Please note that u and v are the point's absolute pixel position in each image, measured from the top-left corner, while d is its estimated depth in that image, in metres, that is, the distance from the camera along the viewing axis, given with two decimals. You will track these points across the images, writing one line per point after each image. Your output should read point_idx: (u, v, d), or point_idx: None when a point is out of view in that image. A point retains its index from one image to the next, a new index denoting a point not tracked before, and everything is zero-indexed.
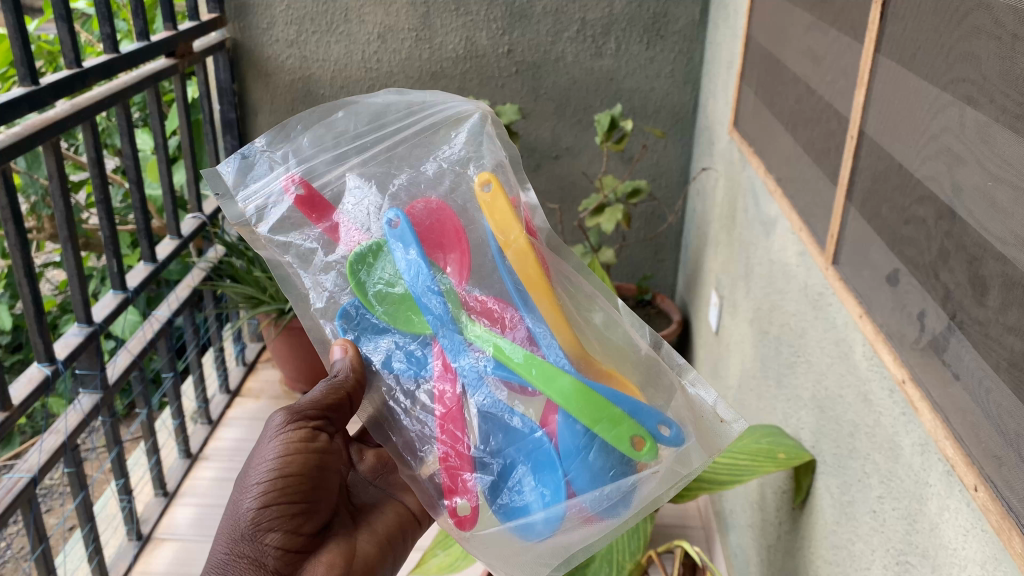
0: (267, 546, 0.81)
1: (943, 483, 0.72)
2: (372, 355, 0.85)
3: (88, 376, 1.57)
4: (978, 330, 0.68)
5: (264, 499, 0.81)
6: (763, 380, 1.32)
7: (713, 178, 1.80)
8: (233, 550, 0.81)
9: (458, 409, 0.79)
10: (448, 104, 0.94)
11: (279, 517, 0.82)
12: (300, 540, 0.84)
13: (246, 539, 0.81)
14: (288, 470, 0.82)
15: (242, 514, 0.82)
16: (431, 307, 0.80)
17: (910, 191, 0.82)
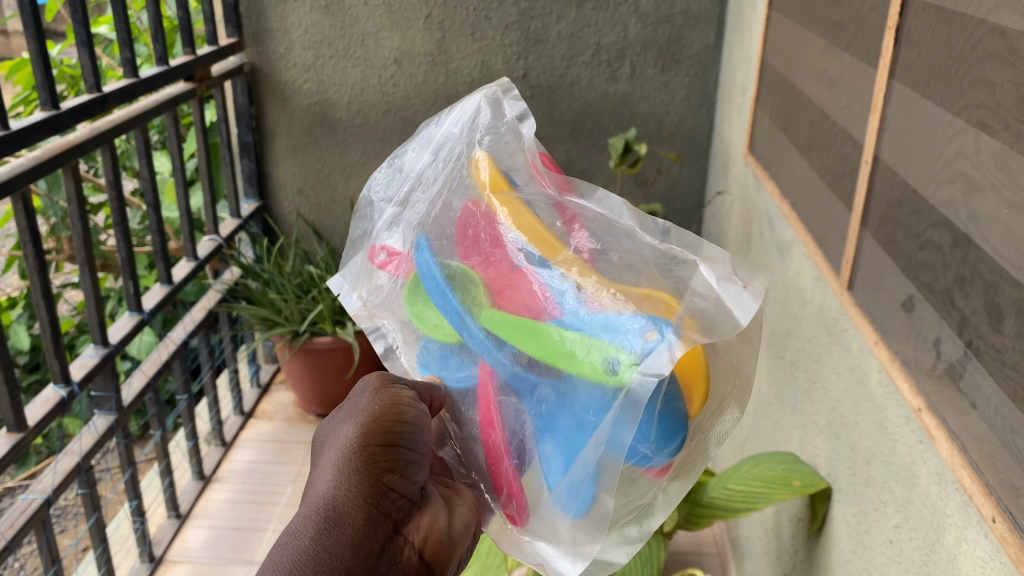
0: (379, 486, 0.59)
1: (961, 514, 0.71)
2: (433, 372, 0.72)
3: (103, 398, 1.57)
4: (995, 357, 0.67)
5: (376, 432, 0.61)
6: (779, 406, 1.30)
7: (728, 202, 1.79)
8: (341, 485, 0.58)
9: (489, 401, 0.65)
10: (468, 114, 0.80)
11: (393, 455, 0.61)
12: (413, 490, 0.62)
13: (357, 474, 0.58)
14: (399, 413, 0.63)
15: (346, 451, 0.59)
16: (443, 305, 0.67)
17: (926, 216, 0.81)
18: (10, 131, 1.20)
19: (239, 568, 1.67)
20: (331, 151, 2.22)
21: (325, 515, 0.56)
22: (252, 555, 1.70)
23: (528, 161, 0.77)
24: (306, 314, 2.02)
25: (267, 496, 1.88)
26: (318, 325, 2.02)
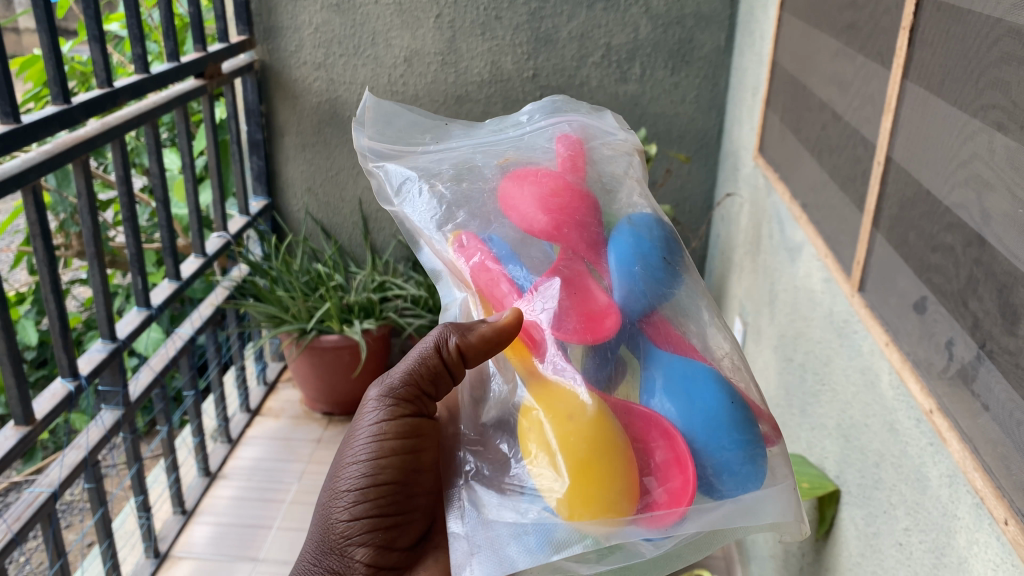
0: (354, 560, 0.74)
1: (972, 516, 0.71)
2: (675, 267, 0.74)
3: (111, 392, 1.57)
4: (1007, 359, 0.67)
5: (355, 508, 0.74)
6: (787, 408, 1.30)
7: (737, 204, 1.79)
8: (318, 561, 0.75)
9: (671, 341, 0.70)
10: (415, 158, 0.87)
11: (366, 527, 0.74)
12: (392, 552, 0.76)
13: (332, 552, 0.74)
14: (380, 478, 0.74)
15: (330, 516, 0.75)
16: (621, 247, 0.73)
17: (938, 218, 0.81)
18: (21, 125, 1.20)
19: (244, 565, 1.67)
20: (339, 149, 2.22)
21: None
22: (257, 552, 1.70)
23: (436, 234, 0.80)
24: (313, 313, 2.01)
25: (273, 494, 1.88)
26: (326, 324, 2.02)
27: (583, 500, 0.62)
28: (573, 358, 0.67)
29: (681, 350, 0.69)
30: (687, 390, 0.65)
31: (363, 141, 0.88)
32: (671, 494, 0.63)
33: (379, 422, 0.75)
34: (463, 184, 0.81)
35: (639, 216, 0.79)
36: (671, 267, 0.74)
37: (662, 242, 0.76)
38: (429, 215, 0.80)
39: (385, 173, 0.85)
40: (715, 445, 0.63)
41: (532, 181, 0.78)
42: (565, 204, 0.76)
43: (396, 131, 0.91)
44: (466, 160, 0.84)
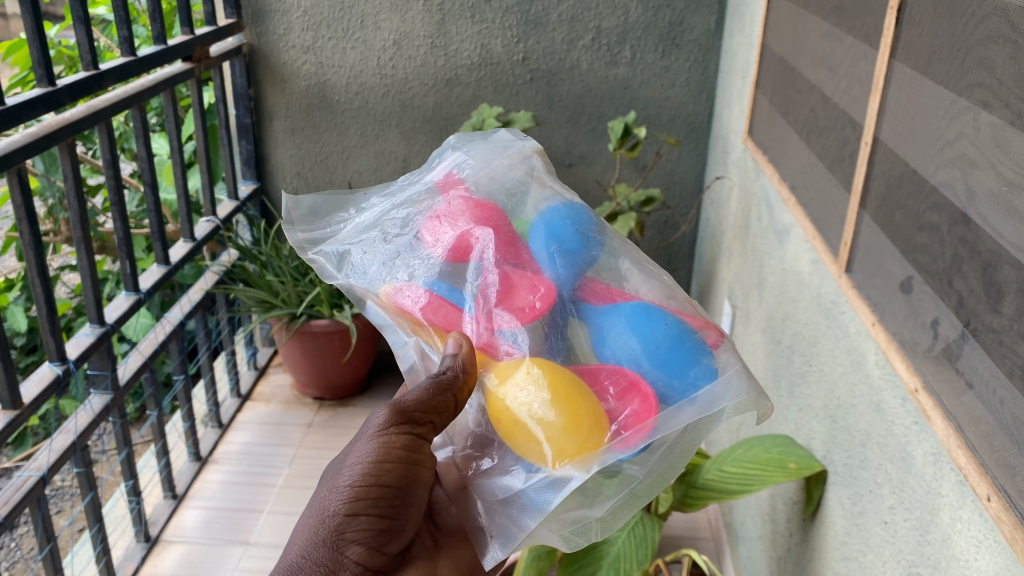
0: (346, 558, 0.71)
1: (955, 493, 0.71)
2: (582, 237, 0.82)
3: (99, 376, 1.56)
4: (991, 337, 0.67)
5: (357, 504, 0.72)
6: (775, 390, 1.30)
7: (727, 187, 1.79)
8: (309, 555, 0.71)
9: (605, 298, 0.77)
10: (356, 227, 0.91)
11: (363, 527, 0.72)
12: (380, 559, 0.74)
13: (326, 547, 0.71)
14: (385, 479, 0.73)
15: (326, 510, 0.73)
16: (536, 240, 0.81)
17: (924, 197, 0.81)
18: (6, 107, 1.19)
19: (236, 548, 1.67)
20: (329, 133, 2.21)
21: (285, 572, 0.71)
22: (248, 536, 1.71)
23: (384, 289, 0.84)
24: (303, 297, 2.01)
25: (264, 478, 1.88)
26: (316, 308, 2.01)
27: (564, 450, 0.70)
28: (517, 342, 0.74)
29: (614, 297, 0.77)
30: (624, 330, 0.72)
31: (296, 237, 0.91)
32: (635, 415, 0.70)
33: (388, 425, 0.75)
34: (394, 239, 0.85)
35: (544, 208, 0.86)
36: (583, 238, 0.82)
37: (568, 221, 0.83)
38: (375, 278, 0.83)
39: (324, 258, 0.88)
40: (660, 367, 0.70)
41: (443, 215, 0.85)
42: (477, 223, 0.82)
43: (321, 218, 0.94)
44: (387, 217, 0.89)
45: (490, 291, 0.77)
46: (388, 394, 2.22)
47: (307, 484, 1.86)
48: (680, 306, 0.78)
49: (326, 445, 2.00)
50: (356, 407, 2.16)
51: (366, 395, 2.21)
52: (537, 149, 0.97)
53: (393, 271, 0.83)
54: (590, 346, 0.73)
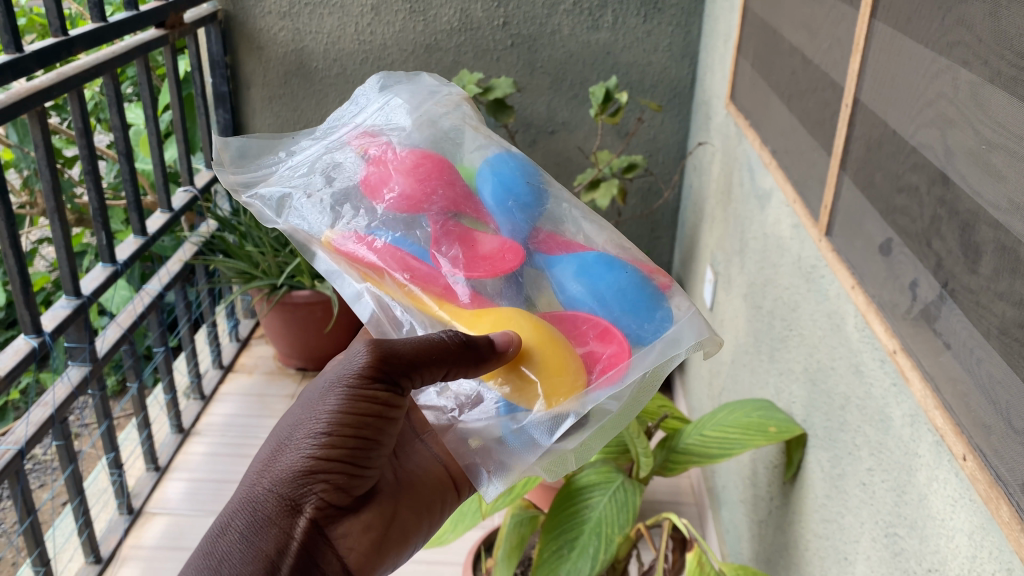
0: (312, 497, 0.70)
1: (932, 454, 0.71)
2: (531, 185, 0.82)
3: (77, 349, 1.54)
4: (969, 297, 0.67)
5: (329, 448, 0.70)
6: (756, 354, 1.31)
7: (709, 153, 1.78)
8: (275, 488, 0.70)
9: (563, 249, 0.78)
10: (288, 167, 0.86)
11: (333, 469, 0.70)
12: (346, 499, 0.72)
13: (293, 483, 0.70)
14: (359, 426, 0.71)
15: (297, 448, 0.70)
16: (487, 189, 0.81)
17: (904, 158, 0.80)
18: None
19: None
20: (307, 101, 2.18)
21: (249, 502, 0.70)
22: None
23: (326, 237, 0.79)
24: (283, 268, 1.99)
25: (247, 449, 1.88)
26: (297, 279, 2.00)
27: (553, 389, 0.69)
28: (492, 293, 0.75)
29: (570, 247, 0.78)
30: (587, 278, 0.74)
31: (228, 179, 0.85)
32: (613, 356, 0.70)
33: (369, 373, 0.70)
34: (337, 184, 0.82)
35: (489, 156, 0.85)
36: (533, 189, 0.82)
37: (516, 170, 0.83)
38: (320, 224, 0.79)
39: (260, 201, 0.82)
40: (627, 310, 0.72)
41: (392, 159, 0.82)
42: (430, 172, 0.81)
43: (251, 159, 0.88)
44: (324, 159, 0.84)
45: (450, 249, 0.77)
46: None
47: None
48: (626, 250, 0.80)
49: None
50: None
51: None
52: (464, 97, 0.95)
53: (340, 217, 0.80)
54: (554, 296, 0.75)
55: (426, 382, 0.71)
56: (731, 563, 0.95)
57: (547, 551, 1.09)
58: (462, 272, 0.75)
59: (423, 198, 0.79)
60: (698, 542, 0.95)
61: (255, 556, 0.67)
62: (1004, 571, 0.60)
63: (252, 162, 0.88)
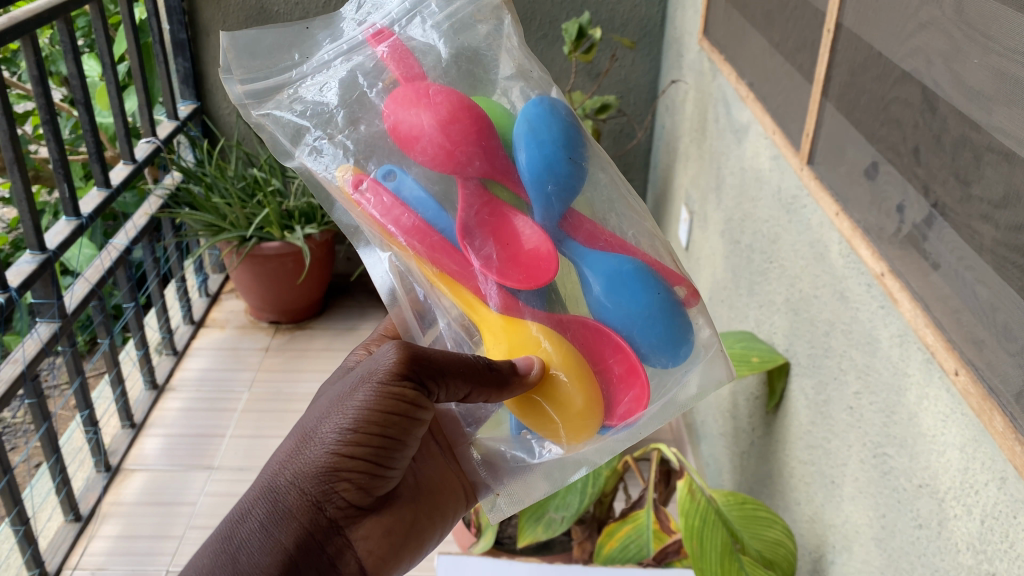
0: (335, 496, 0.62)
1: (922, 371, 0.72)
2: (578, 154, 0.62)
3: (45, 305, 1.50)
4: (959, 214, 0.67)
5: (358, 447, 0.61)
6: (735, 290, 1.31)
7: (682, 90, 1.76)
8: (297, 483, 0.61)
9: (609, 247, 0.61)
10: (304, 83, 0.70)
11: (357, 469, 0.62)
12: (369, 499, 0.64)
13: (315, 480, 0.61)
14: (392, 429, 0.62)
15: (321, 440, 0.62)
16: (527, 152, 0.61)
17: (890, 80, 0.79)
18: None
19: (199, 473, 1.66)
20: None
21: (267, 492, 0.62)
22: (211, 460, 1.69)
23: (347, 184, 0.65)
24: (252, 219, 1.95)
25: (224, 403, 1.86)
26: (266, 231, 1.96)
27: (575, 432, 0.62)
28: (522, 302, 0.61)
29: (610, 247, 0.61)
30: (622, 297, 0.58)
31: (236, 89, 0.70)
32: (632, 403, 0.61)
33: (399, 369, 0.62)
34: (362, 127, 0.66)
35: (533, 103, 0.64)
36: (579, 162, 0.62)
37: (563, 134, 0.62)
38: (341, 166, 0.66)
39: (273, 122, 0.69)
40: (661, 346, 0.59)
41: (422, 103, 0.62)
42: (467, 129, 0.61)
43: (263, 59, 0.72)
44: (348, 81, 0.68)
45: (484, 240, 0.60)
46: (346, 315, 2.19)
47: (267, 408, 1.84)
48: (660, 254, 0.65)
49: (284, 367, 1.98)
50: (313, 329, 2.13)
51: (323, 317, 2.18)
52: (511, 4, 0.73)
53: (366, 168, 0.65)
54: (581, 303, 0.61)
55: (455, 389, 0.62)
56: (723, 491, 0.95)
57: None
58: (497, 276, 0.60)
59: (456, 163, 0.60)
60: (688, 468, 0.96)
61: (268, 554, 0.60)
62: (998, 480, 0.61)
63: (264, 66, 0.71)
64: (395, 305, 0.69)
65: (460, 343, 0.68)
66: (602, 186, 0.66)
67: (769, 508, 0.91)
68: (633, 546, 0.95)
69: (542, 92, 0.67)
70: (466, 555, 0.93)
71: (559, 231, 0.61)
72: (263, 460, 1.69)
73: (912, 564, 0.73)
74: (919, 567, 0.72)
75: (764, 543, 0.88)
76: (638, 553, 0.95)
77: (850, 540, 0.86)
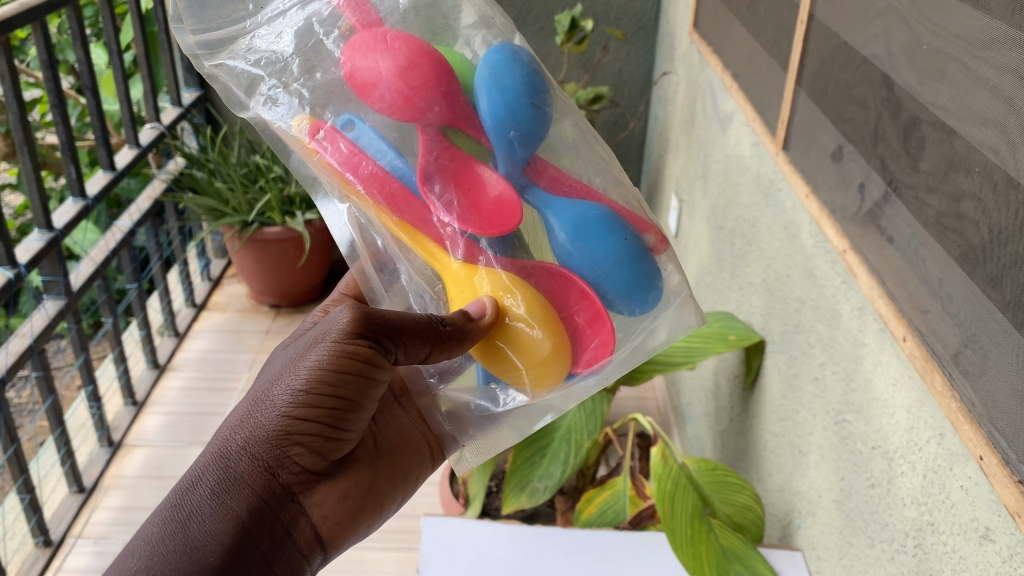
0: (288, 461, 0.64)
1: (877, 340, 0.77)
2: (538, 100, 0.66)
3: (51, 283, 1.55)
4: (910, 192, 0.72)
5: (308, 412, 0.64)
6: (718, 273, 1.36)
7: (674, 82, 1.80)
8: (250, 448, 0.64)
9: (574, 193, 0.65)
10: (259, 34, 0.72)
11: (310, 433, 0.64)
12: (323, 463, 0.67)
13: (267, 445, 0.64)
14: (343, 391, 0.64)
15: (273, 404, 0.64)
16: (488, 102, 0.65)
17: (855, 68, 0.84)
18: None
19: (199, 450, 1.71)
20: None
21: (221, 458, 0.64)
22: (211, 437, 1.74)
23: (308, 135, 0.69)
24: (253, 205, 2.00)
25: (225, 383, 1.91)
26: (267, 215, 2.01)
27: (539, 378, 0.65)
28: (484, 246, 0.65)
29: (574, 192, 0.65)
30: (587, 243, 0.62)
31: (189, 39, 0.73)
32: (599, 347, 0.65)
33: (354, 329, 0.64)
34: (318, 75, 0.70)
35: (494, 51, 0.67)
36: (542, 108, 0.66)
37: (525, 79, 0.66)
38: (297, 116, 0.70)
39: (227, 72, 0.72)
40: (625, 291, 0.63)
41: (379, 50, 0.65)
42: (427, 74, 0.64)
43: (213, 11, 0.73)
44: (303, 31, 0.71)
45: (442, 186, 0.65)
46: None
47: None
48: (629, 199, 0.68)
49: None
50: (312, 313, 2.18)
51: (323, 301, 2.23)
52: None
53: (323, 116, 0.70)
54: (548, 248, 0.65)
55: (417, 348, 0.65)
56: (694, 458, 1.05)
57: (520, 457, 1.15)
58: (456, 222, 0.65)
59: (415, 109, 0.64)
60: (662, 438, 1.04)
61: (221, 519, 0.63)
62: (938, 436, 0.65)
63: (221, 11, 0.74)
64: (355, 260, 0.72)
65: (421, 294, 0.72)
66: (573, 155, 0.69)
67: (736, 474, 1.01)
68: (611, 511, 1.01)
69: (505, 40, 0.70)
70: (452, 516, 0.97)
71: (523, 177, 0.65)
72: None
73: (866, 521, 0.78)
74: (872, 524, 0.77)
75: (733, 507, 0.97)
76: (615, 517, 1.00)
77: (815, 505, 0.91)
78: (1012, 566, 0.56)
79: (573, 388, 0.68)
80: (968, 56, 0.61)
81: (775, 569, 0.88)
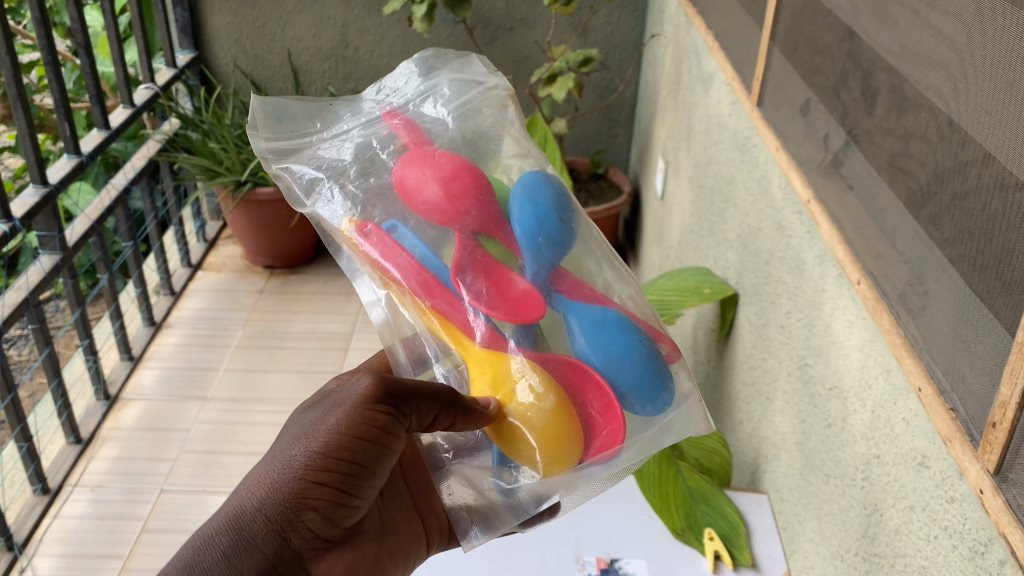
0: (301, 525, 0.58)
1: (835, 286, 0.80)
2: (569, 220, 0.64)
3: (47, 237, 1.58)
4: (867, 140, 0.74)
5: (324, 475, 0.58)
6: (699, 232, 1.38)
7: (662, 45, 1.82)
8: (264, 509, 0.58)
9: (593, 295, 0.60)
10: (328, 143, 0.69)
11: (324, 498, 0.58)
12: (334, 530, 0.60)
13: (282, 507, 0.58)
14: (358, 457, 0.58)
15: (288, 465, 0.58)
16: (523, 208, 0.62)
17: (822, 23, 0.86)
18: None
19: (193, 404, 1.75)
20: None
21: (233, 517, 0.58)
22: (205, 391, 1.78)
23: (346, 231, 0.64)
24: (247, 164, 2.03)
25: (219, 339, 1.95)
26: (260, 176, 2.05)
27: (553, 463, 0.57)
28: (507, 338, 0.59)
29: (592, 296, 0.61)
30: (607, 343, 0.57)
31: (260, 144, 0.69)
32: (611, 438, 0.57)
33: (373, 396, 0.58)
34: (374, 179, 0.67)
35: (529, 174, 0.65)
36: (570, 224, 0.63)
37: (557, 200, 0.63)
38: (343, 215, 0.66)
39: (292, 176, 0.68)
40: (641, 389, 0.57)
41: (427, 163, 0.63)
42: (467, 185, 0.62)
43: (287, 125, 0.71)
44: (362, 145, 0.68)
45: (474, 282, 0.59)
46: (337, 261, 2.27)
47: (260, 345, 1.93)
48: (645, 310, 0.63)
49: (277, 308, 2.07)
50: (306, 274, 2.21)
51: (316, 263, 2.26)
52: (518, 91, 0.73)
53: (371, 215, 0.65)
54: (567, 343, 0.59)
55: (427, 411, 0.59)
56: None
57: None
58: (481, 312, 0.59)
59: (454, 214, 0.61)
60: None
61: None
62: (885, 372, 0.69)
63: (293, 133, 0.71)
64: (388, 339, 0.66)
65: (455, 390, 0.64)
66: None
67: (705, 420, 1.06)
68: None
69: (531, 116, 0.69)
70: None
71: (549, 282, 0.60)
72: (254, 392, 1.78)
73: (823, 460, 0.81)
74: (828, 461, 0.80)
75: (701, 452, 1.03)
76: None
77: (778, 448, 0.94)
78: (944, 490, 0.59)
79: (583, 482, 0.59)
80: (917, 4, 0.64)
81: (740, 511, 0.93)
